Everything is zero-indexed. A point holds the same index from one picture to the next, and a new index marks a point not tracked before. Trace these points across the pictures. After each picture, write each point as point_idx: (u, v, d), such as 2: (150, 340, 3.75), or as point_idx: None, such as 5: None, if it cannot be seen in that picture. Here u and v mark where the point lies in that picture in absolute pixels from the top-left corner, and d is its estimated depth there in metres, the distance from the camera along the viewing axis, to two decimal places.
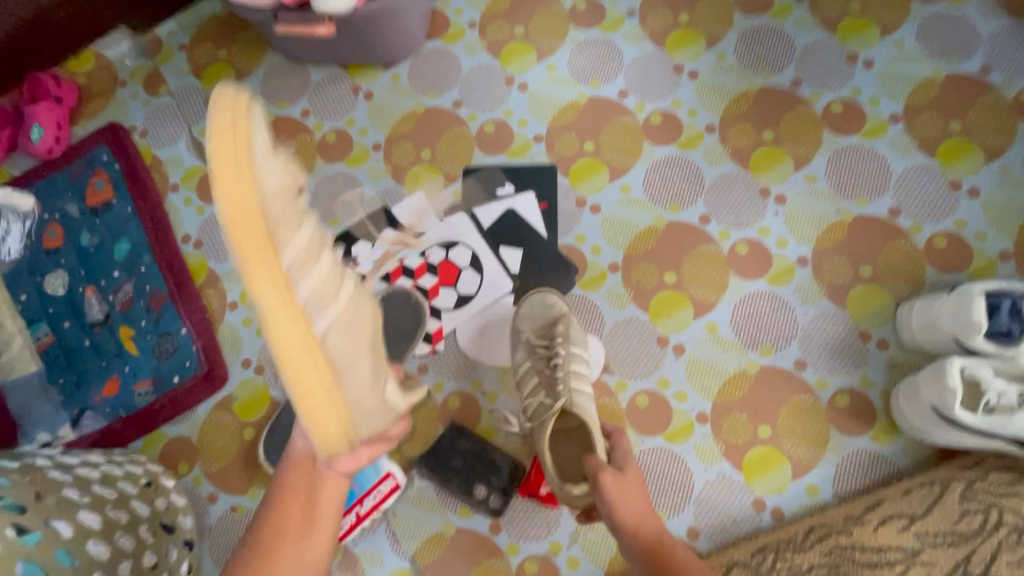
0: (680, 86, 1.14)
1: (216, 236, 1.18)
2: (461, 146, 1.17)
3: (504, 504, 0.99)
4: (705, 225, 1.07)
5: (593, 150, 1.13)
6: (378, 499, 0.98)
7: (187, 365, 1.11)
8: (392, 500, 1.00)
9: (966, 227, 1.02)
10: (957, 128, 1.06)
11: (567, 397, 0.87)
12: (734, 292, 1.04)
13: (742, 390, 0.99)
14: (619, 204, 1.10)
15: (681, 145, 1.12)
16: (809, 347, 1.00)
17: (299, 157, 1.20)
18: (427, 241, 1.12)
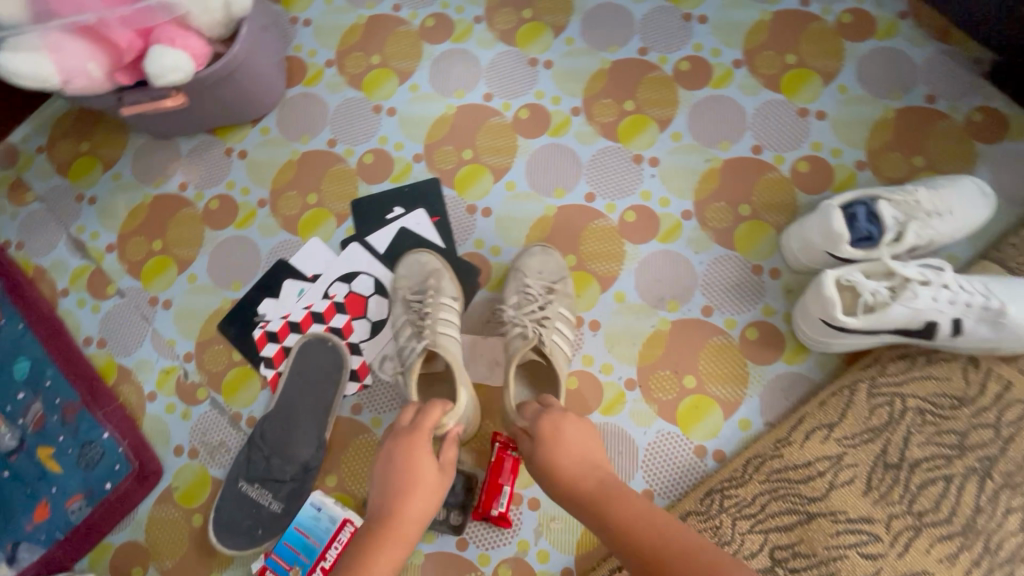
0: (539, 78, 1.18)
1: (119, 330, 1.15)
2: (345, 183, 1.17)
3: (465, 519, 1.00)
4: (592, 202, 1.11)
5: (472, 157, 1.16)
6: (341, 548, 0.98)
7: (117, 468, 1.08)
8: None
9: (823, 147, 1.09)
10: (794, 60, 1.13)
11: (433, 340, 0.95)
12: (632, 259, 1.08)
13: (661, 347, 1.04)
14: (507, 201, 1.13)
15: (552, 133, 1.16)
16: (711, 292, 1.05)
17: (187, 232, 1.18)
18: (332, 283, 1.12)
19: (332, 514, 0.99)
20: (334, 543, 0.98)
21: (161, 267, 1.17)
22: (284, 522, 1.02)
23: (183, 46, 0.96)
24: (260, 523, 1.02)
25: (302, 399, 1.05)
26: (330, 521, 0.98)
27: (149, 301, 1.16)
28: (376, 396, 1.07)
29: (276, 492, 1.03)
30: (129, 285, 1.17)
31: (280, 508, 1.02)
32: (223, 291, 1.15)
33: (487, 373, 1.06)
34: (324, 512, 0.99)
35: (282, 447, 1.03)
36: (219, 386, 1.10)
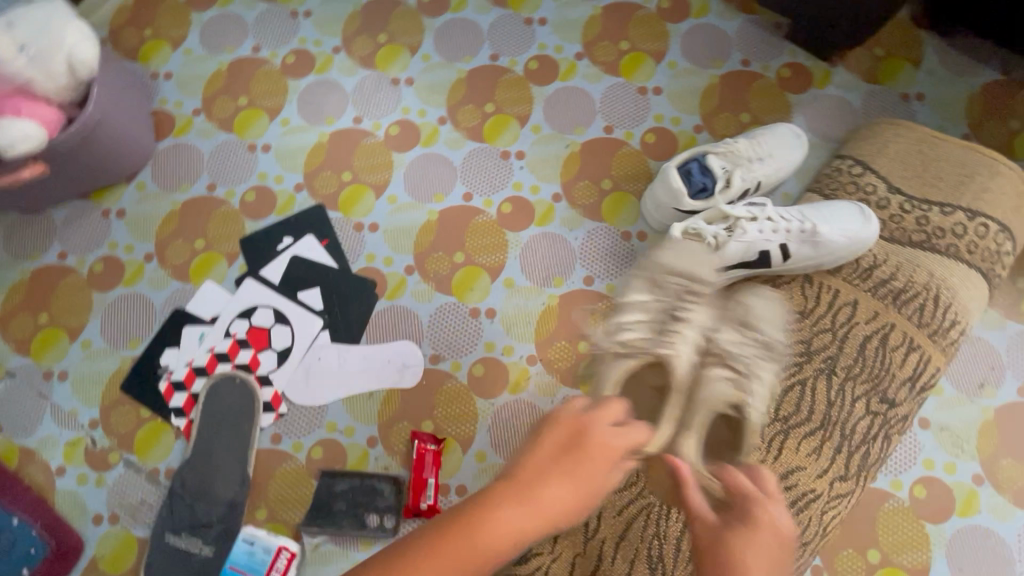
0: (403, 95, 1.26)
1: (15, 411, 1.11)
2: (231, 223, 1.20)
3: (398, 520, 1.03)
4: (470, 201, 1.19)
5: (352, 178, 1.21)
6: (280, 575, 1.00)
7: (33, 551, 1.04)
8: (295, 570, 1.02)
9: (663, 118, 1.22)
10: (627, 46, 1.26)
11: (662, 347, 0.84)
12: (515, 246, 1.16)
13: (554, 321, 1.12)
14: (391, 214, 1.19)
15: (423, 144, 1.23)
16: (589, 263, 1.15)
17: (74, 300, 1.17)
18: (231, 321, 1.14)
19: (266, 543, 1.01)
20: (273, 570, 1.00)
21: (51, 339, 1.15)
22: (219, 564, 1.02)
23: (31, 115, 0.96)
24: (193, 570, 1.01)
25: (220, 438, 1.07)
26: (265, 550, 1.01)
27: (44, 374, 1.13)
28: (293, 422, 1.09)
29: (206, 536, 1.03)
30: (19, 364, 1.14)
31: (212, 551, 1.02)
32: (121, 350, 1.14)
33: (396, 377, 1.10)
34: (258, 542, 1.01)
35: (208, 488, 1.05)
36: (131, 445, 1.09)
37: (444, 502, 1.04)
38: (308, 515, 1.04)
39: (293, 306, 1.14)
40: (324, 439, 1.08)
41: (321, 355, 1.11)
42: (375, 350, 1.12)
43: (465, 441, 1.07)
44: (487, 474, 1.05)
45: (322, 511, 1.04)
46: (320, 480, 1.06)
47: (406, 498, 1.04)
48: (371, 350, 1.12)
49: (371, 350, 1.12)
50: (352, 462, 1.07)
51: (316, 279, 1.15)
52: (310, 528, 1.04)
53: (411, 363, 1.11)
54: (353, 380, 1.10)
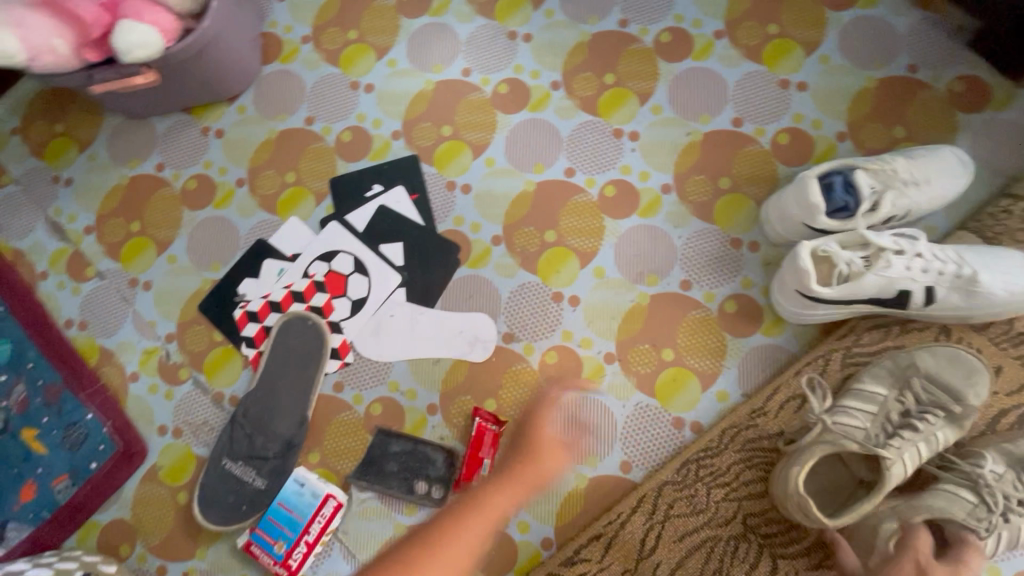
0: (519, 52, 1.17)
1: (100, 312, 1.15)
2: (324, 161, 1.16)
3: (447, 493, 1.01)
4: (572, 177, 1.10)
5: (452, 133, 1.15)
6: (324, 522, 1.00)
7: (102, 448, 1.08)
8: (339, 519, 1.02)
9: (803, 119, 1.08)
10: (775, 30, 1.12)
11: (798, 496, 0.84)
12: (612, 234, 1.08)
13: (640, 322, 1.04)
14: (487, 177, 1.12)
15: (532, 108, 1.14)
16: (690, 266, 1.05)
17: (165, 213, 1.18)
18: (311, 261, 1.12)
19: (315, 489, 1.01)
20: (317, 517, 0.99)
21: (140, 248, 1.16)
22: (268, 498, 1.03)
23: (151, 21, 0.94)
24: (243, 499, 1.02)
25: (285, 376, 1.06)
26: (313, 496, 1.00)
27: (129, 281, 1.15)
28: (357, 374, 1.07)
29: (259, 468, 1.04)
30: (108, 267, 1.16)
31: (263, 484, 1.03)
32: (203, 271, 1.14)
33: (467, 349, 1.06)
34: (308, 487, 1.01)
35: (267, 422, 1.05)
36: (201, 366, 1.11)
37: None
38: (359, 469, 1.03)
39: (373, 256, 1.10)
40: (385, 397, 1.06)
41: (394, 311, 1.08)
42: (449, 318, 1.07)
43: (525, 428, 1.02)
44: None
45: (373, 469, 1.03)
46: (376, 437, 1.04)
47: (457, 473, 1.02)
48: (445, 316, 1.07)
49: (445, 316, 1.07)
50: (408, 425, 1.05)
51: (400, 234, 1.11)
52: (359, 482, 1.03)
53: (484, 337, 1.06)
54: (423, 343, 1.07)
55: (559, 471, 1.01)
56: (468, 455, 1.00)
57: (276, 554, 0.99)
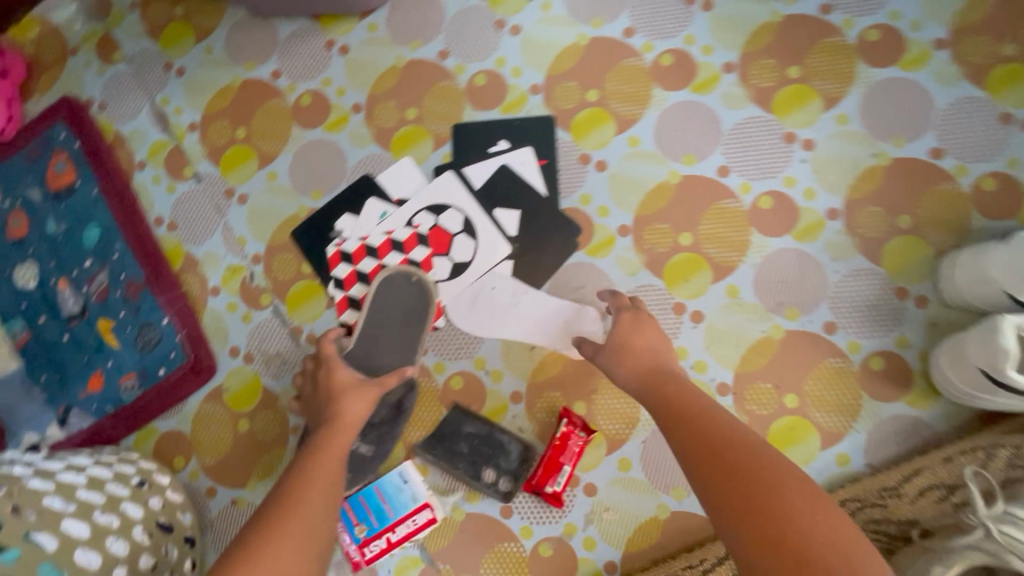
0: (693, 21, 1.01)
1: (191, 216, 1.09)
2: (451, 103, 1.05)
3: (514, 487, 0.93)
4: (724, 178, 0.97)
5: (597, 100, 1.02)
6: (412, 529, 0.92)
7: (172, 357, 1.05)
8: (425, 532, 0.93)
9: (1018, 165, 0.91)
10: (1011, 52, 0.93)
11: None
12: (757, 252, 0.94)
13: (768, 356, 0.91)
14: (627, 157, 1.00)
15: (695, 89, 1.00)
16: (840, 308, 0.91)
17: (273, 125, 1.09)
18: (417, 210, 1.03)
19: (415, 492, 0.93)
20: (408, 520, 0.92)
21: (242, 157, 1.09)
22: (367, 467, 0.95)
23: None
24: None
25: (386, 336, 0.94)
26: (411, 498, 0.93)
27: (226, 191, 1.09)
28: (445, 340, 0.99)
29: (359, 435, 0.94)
30: (207, 170, 1.10)
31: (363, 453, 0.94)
32: (303, 196, 1.07)
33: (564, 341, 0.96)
34: (409, 485, 0.94)
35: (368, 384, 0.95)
36: (283, 295, 1.05)
37: (567, 493, 0.92)
38: (428, 441, 0.96)
39: (485, 218, 1.01)
40: (468, 373, 0.98)
41: (496, 283, 0.99)
42: (553, 304, 0.97)
43: (613, 441, 0.93)
44: (622, 486, 0.92)
45: (443, 445, 0.96)
46: (451, 412, 0.97)
47: (530, 470, 0.93)
48: (548, 301, 0.97)
49: (549, 301, 0.97)
50: (487, 408, 0.97)
51: (520, 201, 1.01)
52: (424, 456, 0.96)
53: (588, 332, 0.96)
54: (518, 325, 0.97)
55: (639, 495, 0.91)
56: (547, 456, 0.91)
57: (354, 537, 0.91)
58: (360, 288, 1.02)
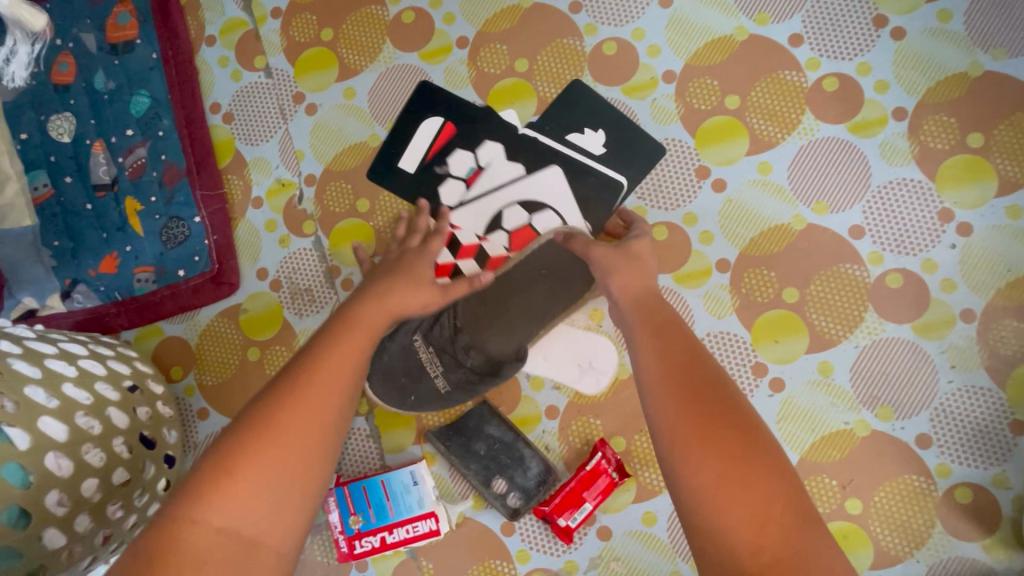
0: (875, 48, 0.85)
1: (250, 112, 0.98)
2: (569, 66, 0.91)
3: (523, 505, 0.84)
4: (855, 240, 0.83)
5: (736, 108, 0.87)
6: (410, 535, 0.85)
7: (195, 260, 0.95)
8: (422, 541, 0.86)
9: None
10: None
11: None
12: (866, 332, 0.82)
13: (842, 451, 0.81)
14: (750, 184, 0.86)
15: (852, 127, 0.85)
16: (941, 423, 0.79)
17: (363, 35, 0.96)
18: (503, 204, 0.91)
19: (423, 497, 0.85)
20: (407, 525, 0.85)
21: (321, 62, 0.96)
22: (438, 404, 0.86)
23: None
24: (417, 392, 0.85)
25: (536, 300, 0.86)
26: (416, 502, 0.85)
27: (294, 95, 0.96)
28: (537, 315, 0.86)
29: (448, 370, 0.86)
30: (279, 65, 0.97)
31: (445, 389, 0.85)
32: (377, 125, 0.94)
33: (575, 373, 0.87)
34: (418, 489, 0.85)
35: (464, 329, 0.86)
36: (329, 229, 0.94)
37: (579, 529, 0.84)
38: (443, 430, 0.87)
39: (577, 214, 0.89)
40: None
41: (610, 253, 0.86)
42: (573, 335, 0.88)
43: (643, 490, 0.84)
44: (640, 541, 0.83)
45: (459, 439, 0.86)
46: (476, 408, 0.88)
47: (545, 494, 0.84)
48: (570, 332, 0.88)
49: (571, 331, 0.88)
50: (516, 415, 0.88)
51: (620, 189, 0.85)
52: (435, 444, 0.87)
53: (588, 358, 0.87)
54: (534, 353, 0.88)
55: (655, 555, 0.83)
56: (569, 487, 0.82)
57: (347, 526, 0.84)
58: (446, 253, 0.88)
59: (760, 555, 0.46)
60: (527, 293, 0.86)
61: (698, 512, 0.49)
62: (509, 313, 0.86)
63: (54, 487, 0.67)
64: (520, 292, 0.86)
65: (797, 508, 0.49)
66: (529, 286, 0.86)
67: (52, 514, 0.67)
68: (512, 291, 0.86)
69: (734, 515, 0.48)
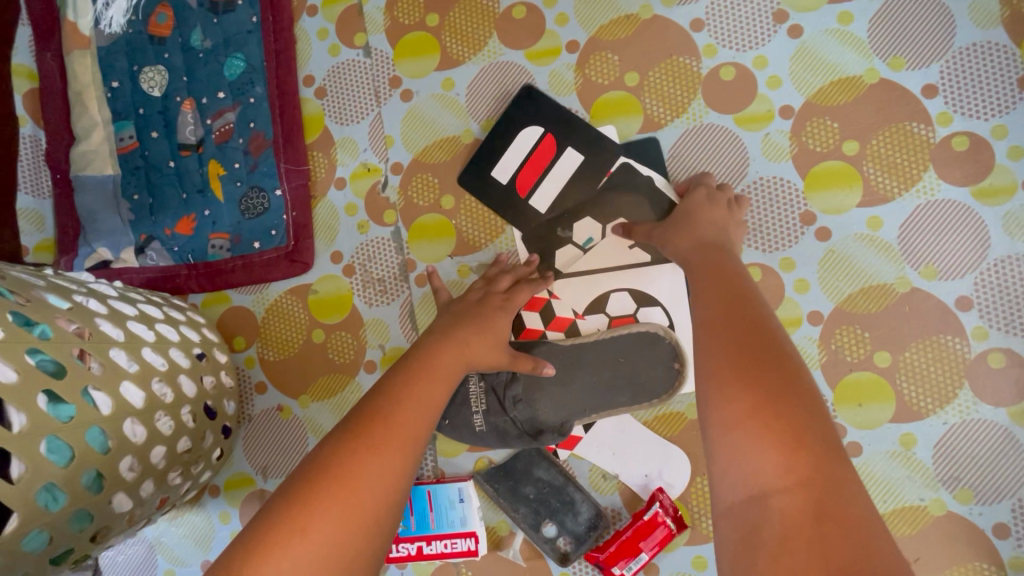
0: (1016, 111, 0.79)
1: (344, 91, 0.95)
2: (682, 87, 0.86)
3: (574, 550, 0.83)
4: (960, 312, 0.79)
5: (854, 155, 0.83)
6: (447, 550, 0.85)
7: (271, 234, 0.94)
8: (459, 558, 0.86)
9: None
10: None
11: None
12: (958, 411, 0.78)
13: (913, 528, 0.78)
14: (857, 239, 0.82)
15: (977, 193, 0.80)
16: (1023, 516, 0.76)
17: (469, 26, 0.92)
18: (613, 288, 0.87)
19: (466, 516, 0.85)
20: (446, 540, 0.85)
21: (423, 48, 0.93)
22: (469, 438, 0.85)
23: None
24: (452, 417, 0.85)
25: (594, 379, 0.83)
26: (459, 519, 0.85)
27: (391, 79, 0.94)
28: (594, 392, 0.82)
29: (490, 411, 0.84)
30: (379, 46, 0.94)
31: (480, 428, 0.84)
32: (472, 121, 0.91)
33: (640, 481, 0.84)
34: (462, 507, 0.85)
35: (520, 381, 0.84)
36: (410, 221, 0.92)
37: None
38: (491, 472, 0.86)
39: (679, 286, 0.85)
40: None
41: (684, 362, 0.81)
42: (647, 437, 0.84)
43: (698, 534, 0.82)
44: None
45: (510, 482, 0.86)
46: (527, 450, 0.86)
47: (597, 540, 0.83)
48: (644, 433, 0.84)
49: (645, 433, 0.84)
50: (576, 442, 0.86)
51: (705, 191, 0.80)
52: (485, 487, 0.86)
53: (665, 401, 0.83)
54: (603, 440, 0.85)
55: None
56: (623, 536, 0.80)
57: None
58: (535, 317, 0.88)
59: (790, 477, 0.48)
60: (590, 367, 0.83)
61: (727, 438, 0.52)
62: (568, 381, 0.83)
63: (127, 454, 0.67)
64: (583, 364, 0.84)
65: (830, 442, 0.50)
66: (594, 363, 0.83)
67: (123, 479, 0.67)
68: (571, 363, 0.84)
69: (764, 443, 0.50)
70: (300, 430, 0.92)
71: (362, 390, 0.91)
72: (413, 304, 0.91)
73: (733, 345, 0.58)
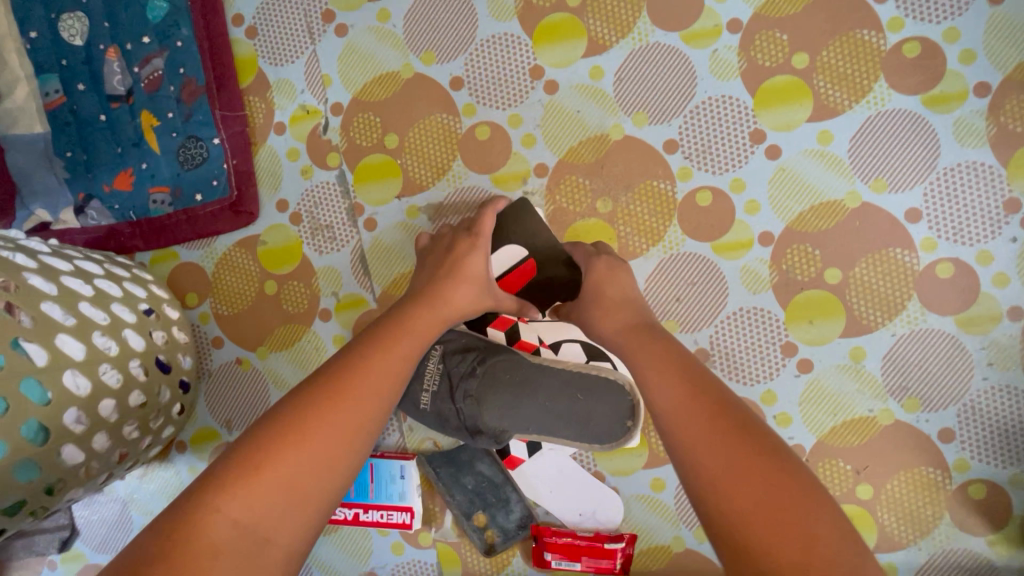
0: (968, 12, 0.76)
1: (275, 29, 0.90)
2: (626, 4, 0.83)
3: (499, 547, 0.86)
4: (909, 224, 0.78)
5: (804, 69, 0.80)
6: (382, 521, 0.87)
7: (213, 185, 0.91)
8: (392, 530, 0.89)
9: None
10: None
11: None
12: (908, 322, 0.79)
13: (862, 437, 0.80)
14: (807, 155, 0.80)
15: (928, 100, 0.78)
16: (968, 420, 0.78)
17: None
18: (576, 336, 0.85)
19: (404, 492, 0.87)
20: (382, 511, 0.87)
21: None
22: (411, 410, 0.83)
23: None
24: (402, 386, 0.83)
25: (547, 399, 0.75)
26: (398, 494, 0.87)
27: (323, 13, 0.89)
28: (543, 412, 0.75)
29: (438, 395, 0.81)
30: None
31: (424, 406, 0.82)
32: (411, 55, 0.87)
33: (573, 517, 0.86)
34: (403, 482, 0.87)
35: (478, 380, 0.78)
36: (354, 164, 0.89)
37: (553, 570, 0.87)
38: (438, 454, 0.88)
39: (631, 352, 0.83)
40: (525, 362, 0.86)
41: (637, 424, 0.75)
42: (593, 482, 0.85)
43: (655, 458, 0.84)
44: (646, 505, 0.84)
45: (452, 468, 0.88)
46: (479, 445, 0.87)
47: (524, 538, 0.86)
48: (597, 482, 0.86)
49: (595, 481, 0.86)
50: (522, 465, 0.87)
51: None
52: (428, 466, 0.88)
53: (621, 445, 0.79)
54: (549, 461, 0.86)
55: (659, 520, 0.84)
56: (576, 545, 0.83)
57: None
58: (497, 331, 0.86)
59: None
60: (545, 390, 0.75)
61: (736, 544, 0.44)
62: (520, 404, 0.76)
63: (72, 406, 0.66)
64: (541, 380, 0.76)
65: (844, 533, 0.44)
66: (550, 382, 0.76)
67: (70, 431, 0.67)
68: (530, 373, 0.77)
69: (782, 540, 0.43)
70: (260, 381, 0.92)
71: (319, 339, 0.91)
72: (363, 250, 0.90)
73: (708, 431, 0.51)
